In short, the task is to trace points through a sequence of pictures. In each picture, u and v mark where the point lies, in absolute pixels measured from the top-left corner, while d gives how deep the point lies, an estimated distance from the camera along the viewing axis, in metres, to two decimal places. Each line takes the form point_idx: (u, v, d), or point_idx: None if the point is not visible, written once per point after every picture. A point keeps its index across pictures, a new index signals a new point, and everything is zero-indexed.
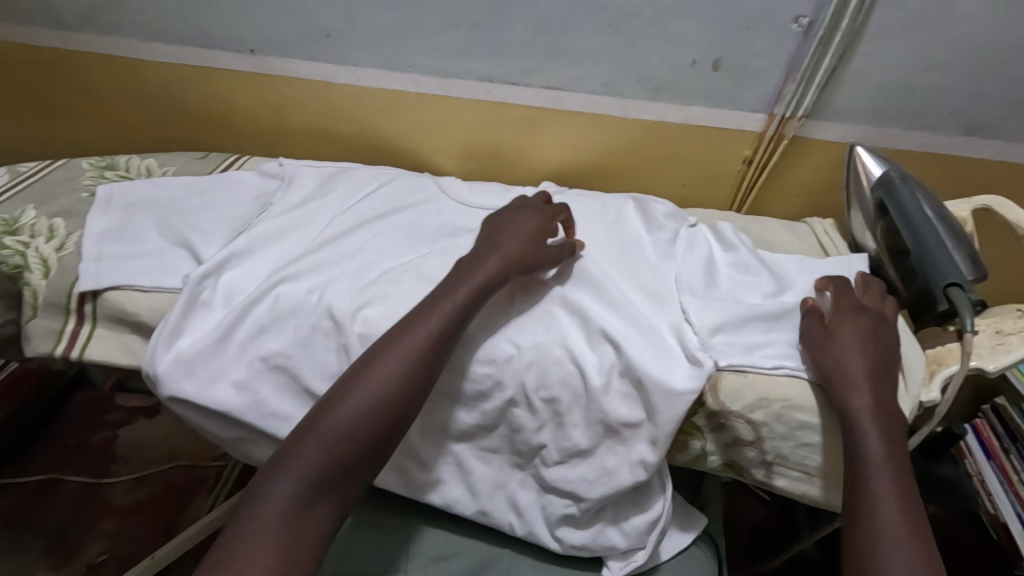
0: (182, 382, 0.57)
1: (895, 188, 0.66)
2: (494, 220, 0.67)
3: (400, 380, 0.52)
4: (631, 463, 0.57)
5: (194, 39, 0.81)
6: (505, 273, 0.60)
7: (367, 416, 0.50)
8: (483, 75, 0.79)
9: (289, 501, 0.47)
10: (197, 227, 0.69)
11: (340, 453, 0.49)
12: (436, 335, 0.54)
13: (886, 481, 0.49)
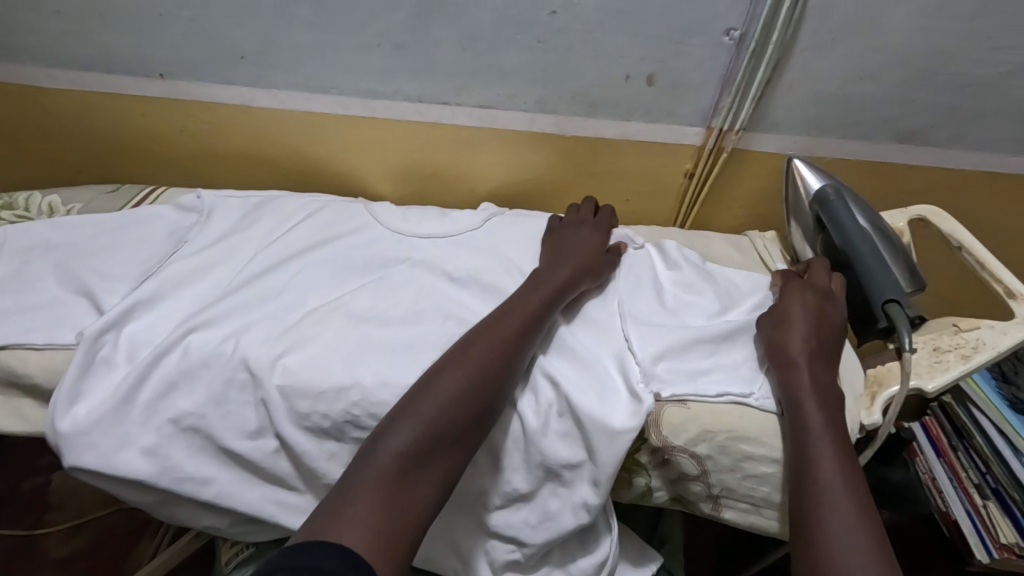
0: (82, 454, 0.52)
1: (831, 203, 0.65)
2: (557, 236, 0.70)
3: (499, 354, 0.53)
4: (573, 505, 0.54)
5: (98, 65, 0.75)
6: (577, 278, 0.63)
7: (467, 385, 0.50)
8: (411, 95, 0.75)
9: (400, 457, 0.45)
10: (102, 273, 0.64)
11: (450, 416, 0.48)
12: (525, 320, 0.56)
13: (824, 448, 0.48)
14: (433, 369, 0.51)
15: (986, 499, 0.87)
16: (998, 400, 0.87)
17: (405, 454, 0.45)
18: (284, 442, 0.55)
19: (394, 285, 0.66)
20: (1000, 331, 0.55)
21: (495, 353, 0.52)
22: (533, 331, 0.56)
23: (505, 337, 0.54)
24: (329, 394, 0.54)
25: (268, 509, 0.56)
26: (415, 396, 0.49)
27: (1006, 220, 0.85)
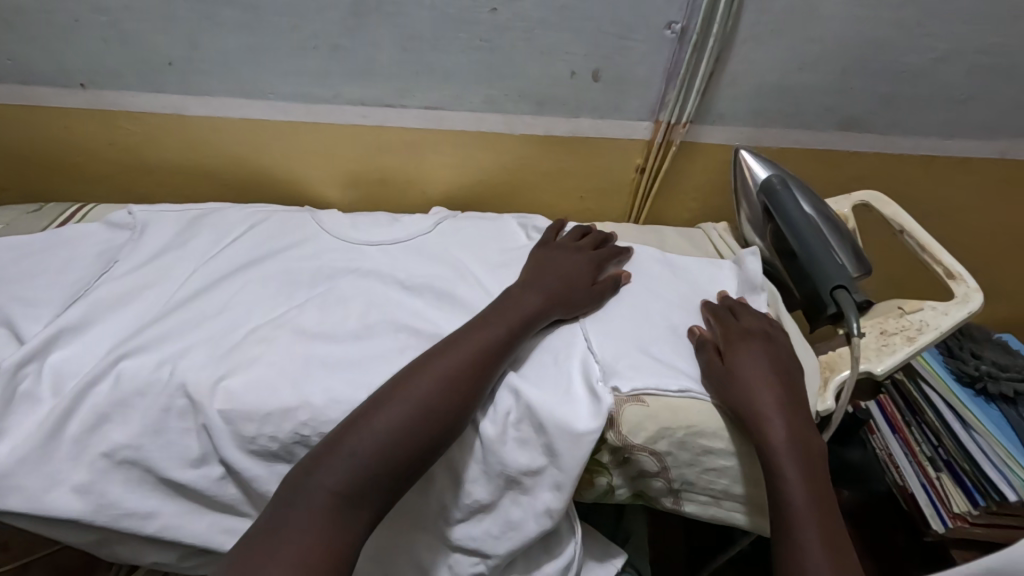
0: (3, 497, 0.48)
1: (778, 193, 0.66)
2: (540, 255, 0.67)
3: (446, 386, 0.50)
4: (536, 513, 0.53)
5: (12, 76, 0.70)
6: (548, 304, 0.60)
7: (412, 424, 0.47)
8: (353, 99, 0.72)
9: (330, 503, 0.44)
10: (24, 298, 0.59)
11: (385, 459, 0.46)
12: (480, 348, 0.53)
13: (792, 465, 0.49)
14: (373, 401, 0.49)
15: (939, 472, 0.90)
16: (944, 373, 0.94)
17: (337, 497, 0.44)
18: (230, 468, 0.52)
19: (342, 297, 0.63)
20: (942, 312, 0.56)
21: (444, 387, 0.50)
22: (491, 361, 0.53)
23: (457, 368, 0.51)
24: (276, 415, 0.52)
25: (217, 539, 0.53)
26: (349, 428, 0.47)
27: (946, 202, 0.88)
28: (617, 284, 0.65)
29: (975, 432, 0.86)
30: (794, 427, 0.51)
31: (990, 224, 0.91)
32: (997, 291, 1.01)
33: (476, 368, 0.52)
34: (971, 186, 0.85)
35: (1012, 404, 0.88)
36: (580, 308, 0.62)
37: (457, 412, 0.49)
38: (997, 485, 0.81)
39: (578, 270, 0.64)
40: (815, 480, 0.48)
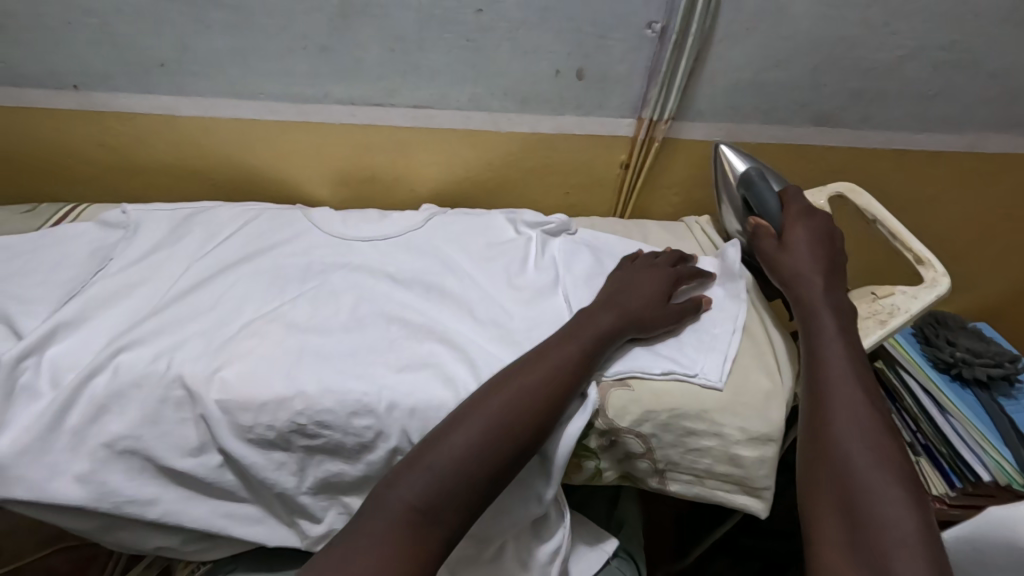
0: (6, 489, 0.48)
1: (756, 185, 0.68)
2: (619, 277, 0.65)
3: (525, 405, 0.49)
4: (525, 497, 0.55)
5: (3, 78, 0.70)
6: (622, 326, 0.58)
7: (489, 437, 0.47)
8: (342, 98, 0.74)
9: (415, 518, 0.44)
10: (18, 296, 0.60)
11: (460, 477, 0.46)
12: (552, 365, 0.53)
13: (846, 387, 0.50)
14: (451, 419, 0.49)
15: (918, 457, 0.92)
16: (922, 360, 0.96)
17: (417, 510, 0.44)
18: (228, 456, 0.53)
19: (333, 290, 0.65)
20: (913, 295, 0.59)
21: (522, 401, 0.50)
22: (566, 380, 0.52)
23: (536, 385, 0.51)
24: (272, 405, 0.53)
25: (218, 522, 0.55)
26: (433, 442, 0.47)
27: (919, 194, 0.91)
28: (698, 308, 0.63)
29: (951, 417, 0.90)
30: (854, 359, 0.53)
31: (960, 216, 0.95)
32: (970, 280, 1.05)
33: (554, 387, 0.51)
34: (942, 178, 0.89)
35: (985, 388, 0.92)
36: (659, 327, 0.60)
37: (539, 423, 0.50)
38: (973, 467, 0.85)
39: (651, 291, 0.62)
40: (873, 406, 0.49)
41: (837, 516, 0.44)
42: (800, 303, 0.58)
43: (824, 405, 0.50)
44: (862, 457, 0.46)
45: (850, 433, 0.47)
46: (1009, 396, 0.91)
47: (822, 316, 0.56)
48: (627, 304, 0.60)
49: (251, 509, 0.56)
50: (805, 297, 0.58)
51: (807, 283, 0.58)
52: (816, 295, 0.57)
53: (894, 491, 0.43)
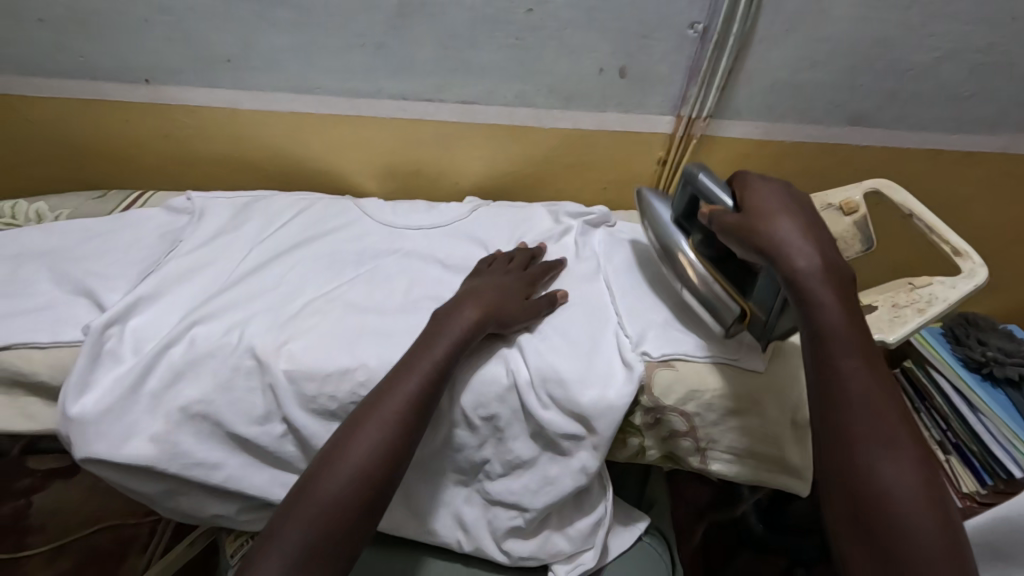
0: (93, 445, 0.53)
1: (696, 182, 0.61)
2: (479, 276, 0.66)
3: (397, 424, 0.50)
4: (571, 471, 0.57)
5: (80, 72, 0.75)
6: (483, 322, 0.59)
7: (352, 479, 0.47)
8: (395, 93, 0.78)
9: (330, 529, 0.46)
10: (98, 274, 0.64)
11: (364, 485, 0.47)
12: (413, 386, 0.52)
13: (847, 365, 0.45)
14: (352, 420, 0.51)
15: (948, 455, 0.93)
16: (953, 360, 0.97)
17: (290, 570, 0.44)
18: (291, 426, 0.57)
19: (387, 274, 0.68)
20: (951, 284, 0.61)
21: (382, 434, 0.49)
22: (421, 403, 0.52)
23: (393, 411, 0.50)
24: (336, 376, 0.56)
25: (276, 492, 0.57)
26: (342, 442, 0.49)
27: (952, 194, 0.92)
28: (555, 298, 0.65)
29: (983, 415, 0.90)
30: (854, 325, 0.47)
31: (994, 217, 0.95)
32: (1002, 282, 1.05)
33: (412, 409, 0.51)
34: (975, 179, 0.90)
35: (1017, 387, 0.91)
36: (517, 322, 0.61)
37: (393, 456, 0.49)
38: (1003, 463, 0.86)
39: (512, 287, 0.63)
40: (875, 382, 0.45)
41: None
42: (790, 276, 0.49)
43: (859, 453, 0.42)
44: (917, 531, 0.39)
45: (862, 432, 0.42)
46: None
47: (829, 314, 0.47)
48: (484, 299, 0.61)
49: None
50: (801, 278, 0.48)
51: (792, 253, 0.49)
52: (802, 260, 0.49)
53: (920, 495, 0.40)
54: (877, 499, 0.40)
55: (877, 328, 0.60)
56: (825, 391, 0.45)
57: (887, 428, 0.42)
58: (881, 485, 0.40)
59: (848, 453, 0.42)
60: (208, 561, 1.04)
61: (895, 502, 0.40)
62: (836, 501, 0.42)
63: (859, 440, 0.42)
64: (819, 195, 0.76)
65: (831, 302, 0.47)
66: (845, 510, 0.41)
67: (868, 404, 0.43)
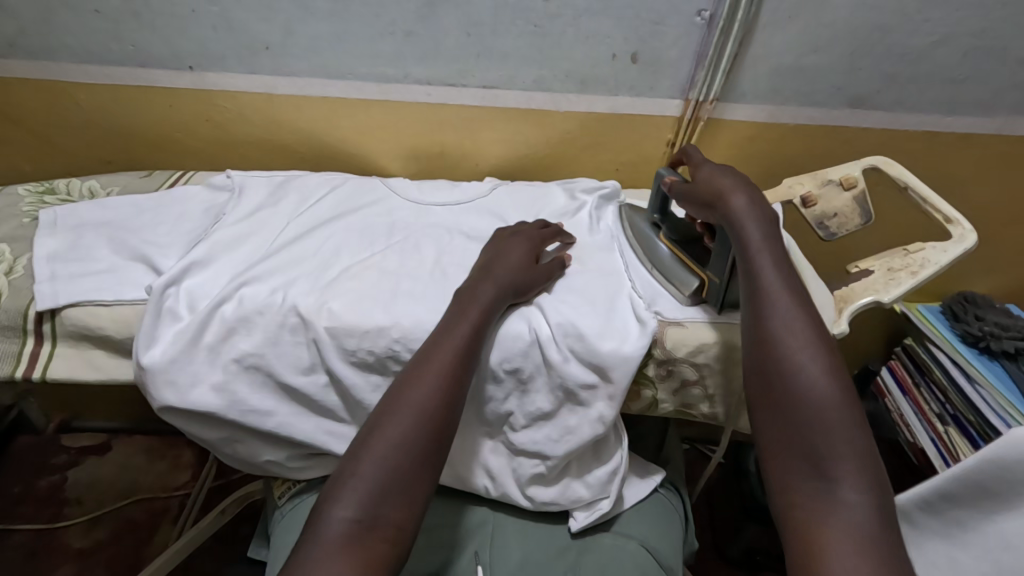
0: (164, 392, 0.59)
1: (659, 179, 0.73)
2: (490, 246, 0.70)
3: (449, 382, 0.55)
4: (590, 420, 0.62)
5: (130, 60, 0.81)
6: (502, 296, 0.62)
7: (414, 434, 0.52)
8: (420, 78, 0.83)
9: (411, 457, 0.51)
10: (152, 242, 0.70)
11: (425, 429, 0.52)
12: (455, 348, 0.57)
13: (778, 291, 0.55)
14: (406, 374, 0.56)
15: (946, 425, 0.98)
16: (951, 336, 1.01)
17: (360, 522, 0.47)
18: (334, 377, 0.62)
19: (416, 244, 0.73)
20: (942, 249, 0.65)
21: (434, 396, 0.54)
22: (463, 363, 0.57)
23: (441, 367, 0.55)
24: (372, 333, 0.61)
25: (321, 437, 0.64)
26: (395, 399, 0.54)
27: (950, 175, 0.96)
28: (562, 265, 0.69)
29: (979, 385, 0.93)
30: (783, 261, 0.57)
31: (990, 198, 0.99)
32: (1000, 262, 1.09)
33: (454, 368, 0.56)
34: (971, 160, 0.94)
35: (1013, 360, 0.94)
36: (528, 293, 0.65)
37: (449, 407, 0.54)
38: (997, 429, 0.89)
39: (520, 257, 0.66)
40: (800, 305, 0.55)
41: (792, 455, 0.49)
42: (727, 219, 0.60)
43: (778, 341, 0.53)
44: (818, 392, 0.50)
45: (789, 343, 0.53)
46: None
47: (754, 242, 0.57)
48: (496, 271, 0.64)
49: (349, 428, 0.65)
50: (733, 219, 0.59)
51: (729, 199, 0.61)
52: (738, 204, 0.60)
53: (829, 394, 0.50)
54: (784, 375, 0.52)
55: (874, 291, 0.65)
56: (749, 300, 0.56)
57: (796, 324, 0.54)
58: (788, 363, 0.52)
59: (766, 343, 0.54)
60: (238, 530, 1.10)
61: (801, 374, 0.51)
62: (752, 379, 0.54)
63: (776, 334, 0.53)
64: (821, 171, 0.80)
65: (756, 236, 0.58)
66: (757, 385, 0.53)
67: (788, 303, 0.55)
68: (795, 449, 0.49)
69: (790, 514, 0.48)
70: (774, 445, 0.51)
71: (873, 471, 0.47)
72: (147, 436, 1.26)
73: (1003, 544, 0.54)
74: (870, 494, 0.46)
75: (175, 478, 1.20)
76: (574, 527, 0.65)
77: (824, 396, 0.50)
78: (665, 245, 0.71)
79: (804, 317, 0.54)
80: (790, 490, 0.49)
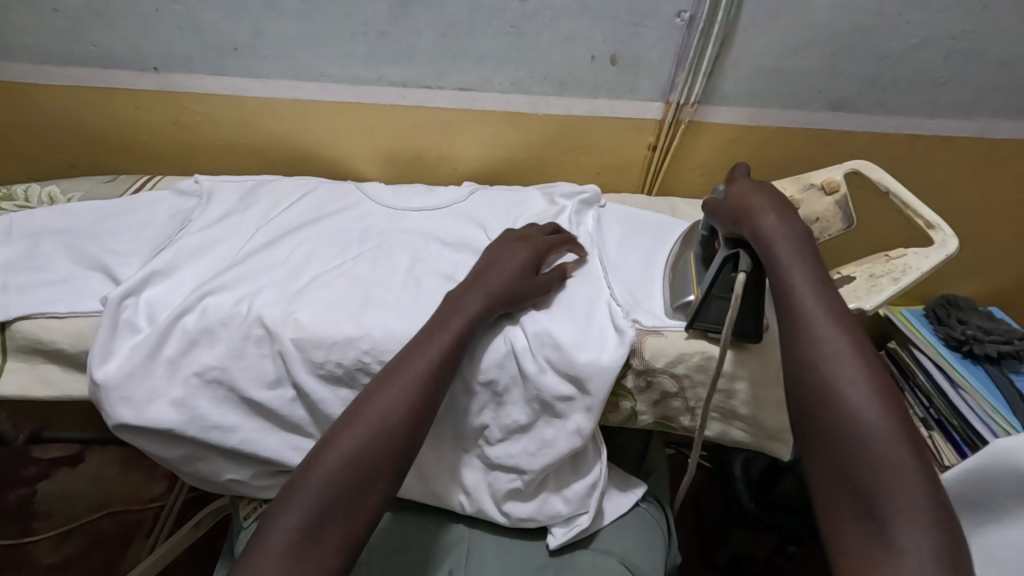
0: (120, 409, 0.56)
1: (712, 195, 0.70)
2: (491, 252, 0.68)
3: (417, 395, 0.52)
4: (567, 433, 0.60)
5: (92, 60, 0.78)
6: (493, 304, 0.60)
7: (371, 450, 0.49)
8: (395, 80, 0.81)
9: (348, 485, 0.47)
10: (112, 251, 0.67)
11: (381, 446, 0.49)
12: (432, 359, 0.54)
13: (813, 306, 0.50)
14: (375, 384, 0.53)
15: (931, 430, 0.96)
16: (935, 340, 1.01)
17: (301, 534, 0.45)
18: (300, 391, 0.60)
19: (389, 250, 0.71)
20: (924, 257, 0.64)
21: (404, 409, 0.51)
22: (438, 375, 0.54)
23: (415, 379, 0.53)
24: (341, 345, 0.59)
25: (288, 453, 0.61)
26: (360, 404, 0.51)
27: (932, 177, 0.95)
28: (563, 274, 0.67)
29: (962, 390, 0.93)
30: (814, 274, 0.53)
31: (973, 201, 0.99)
32: (982, 264, 1.09)
33: (425, 381, 0.53)
34: (952, 164, 0.93)
35: (996, 364, 0.94)
36: (525, 301, 0.63)
37: (415, 420, 0.52)
38: (981, 434, 0.88)
39: (518, 260, 0.65)
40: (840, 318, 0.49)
41: (839, 485, 0.43)
42: (756, 236, 0.57)
43: (815, 366, 0.47)
44: (865, 422, 0.43)
45: (829, 359, 0.47)
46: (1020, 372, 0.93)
47: (788, 259, 0.53)
48: (490, 279, 0.62)
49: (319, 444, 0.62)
50: (765, 234, 0.56)
51: (758, 218, 0.57)
52: (768, 221, 0.57)
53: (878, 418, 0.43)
54: (823, 408, 0.45)
55: (856, 297, 0.63)
56: (784, 326, 0.51)
57: (836, 345, 0.47)
58: (828, 391, 0.46)
59: (801, 371, 0.48)
60: (213, 541, 1.07)
61: (843, 402, 0.45)
62: (795, 417, 0.48)
63: (815, 359, 0.47)
64: (804, 174, 0.79)
65: (790, 255, 0.54)
66: (798, 422, 0.47)
67: (823, 323, 0.49)
68: (845, 489, 0.42)
69: (844, 573, 0.41)
70: (819, 488, 0.44)
71: (943, 519, 0.39)
72: (121, 446, 1.22)
73: (989, 557, 0.52)
74: (937, 543, 0.38)
75: (150, 489, 1.17)
76: (551, 543, 0.63)
77: (874, 427, 0.43)
78: (691, 263, 0.68)
79: (845, 339, 0.48)
80: (840, 540, 0.42)
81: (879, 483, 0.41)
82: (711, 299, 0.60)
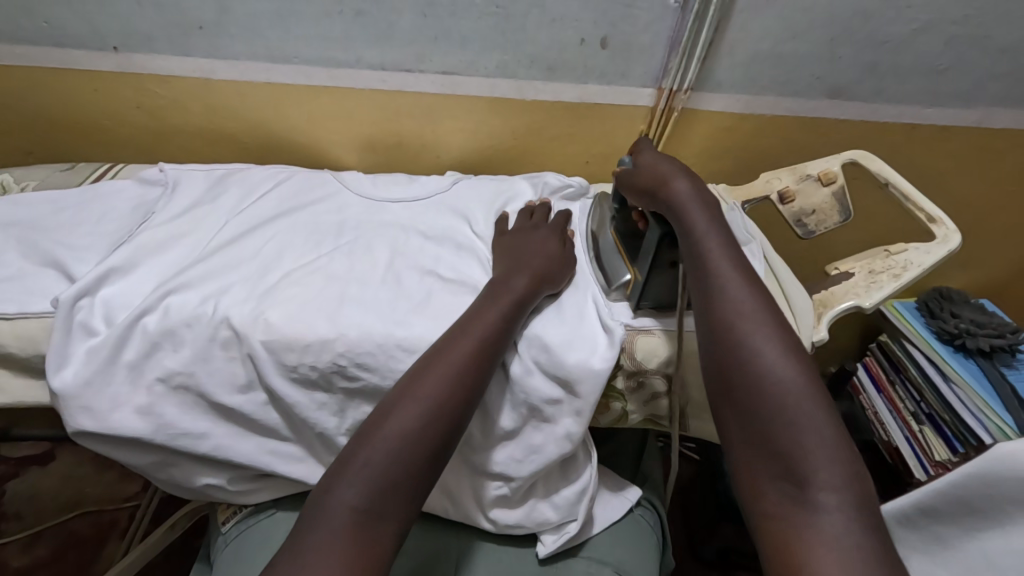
0: (79, 417, 0.53)
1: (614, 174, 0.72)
2: (506, 239, 0.68)
3: (466, 375, 0.51)
4: (556, 438, 0.57)
5: (46, 39, 0.73)
6: (538, 287, 0.60)
7: (425, 427, 0.47)
8: (373, 63, 0.76)
9: (410, 463, 0.46)
10: (69, 245, 0.63)
11: (435, 428, 0.48)
12: (476, 343, 0.52)
13: (730, 276, 0.51)
14: (419, 365, 0.51)
15: (921, 425, 0.96)
16: (927, 333, 0.99)
17: (360, 509, 0.43)
18: (274, 395, 0.56)
19: (368, 244, 0.67)
20: (925, 251, 0.62)
21: (454, 385, 0.50)
22: (489, 353, 0.53)
23: (464, 360, 0.51)
24: (315, 346, 0.55)
25: (263, 458, 0.57)
26: (422, 370, 0.51)
27: (927, 169, 0.93)
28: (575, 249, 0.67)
29: (954, 384, 0.91)
30: (726, 240, 0.53)
31: (968, 191, 0.97)
32: (974, 257, 1.08)
33: (476, 358, 0.52)
34: (948, 154, 0.91)
35: (987, 357, 0.92)
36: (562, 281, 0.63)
37: (466, 398, 0.50)
38: (974, 430, 0.87)
39: (549, 247, 0.65)
40: (752, 285, 0.50)
41: (759, 450, 0.42)
42: (672, 209, 0.57)
43: (730, 334, 0.47)
44: (779, 378, 0.44)
45: (747, 325, 0.47)
46: (1011, 365, 0.91)
47: (701, 226, 0.54)
48: (530, 263, 0.62)
49: (295, 449, 0.59)
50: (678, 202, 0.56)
51: (673, 185, 0.58)
52: (682, 188, 0.57)
53: (793, 377, 0.44)
54: (740, 367, 0.46)
55: (854, 294, 0.61)
56: (705, 300, 0.51)
57: (752, 311, 0.48)
58: (744, 354, 0.46)
59: (719, 338, 0.48)
60: (192, 543, 1.03)
61: (759, 362, 0.45)
62: (711, 381, 0.48)
63: (735, 327, 0.47)
64: (800, 165, 0.76)
65: (704, 223, 0.54)
66: (718, 391, 0.47)
67: (739, 289, 0.50)
68: (762, 449, 0.42)
69: (763, 525, 0.40)
70: (738, 448, 0.44)
71: (854, 472, 0.39)
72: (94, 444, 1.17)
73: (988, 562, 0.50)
74: (850, 492, 0.38)
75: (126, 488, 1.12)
76: (541, 551, 0.61)
77: (789, 385, 0.44)
78: (612, 240, 0.68)
79: (760, 306, 0.49)
80: (758, 497, 0.41)
81: (797, 445, 0.41)
82: (653, 276, 0.59)
